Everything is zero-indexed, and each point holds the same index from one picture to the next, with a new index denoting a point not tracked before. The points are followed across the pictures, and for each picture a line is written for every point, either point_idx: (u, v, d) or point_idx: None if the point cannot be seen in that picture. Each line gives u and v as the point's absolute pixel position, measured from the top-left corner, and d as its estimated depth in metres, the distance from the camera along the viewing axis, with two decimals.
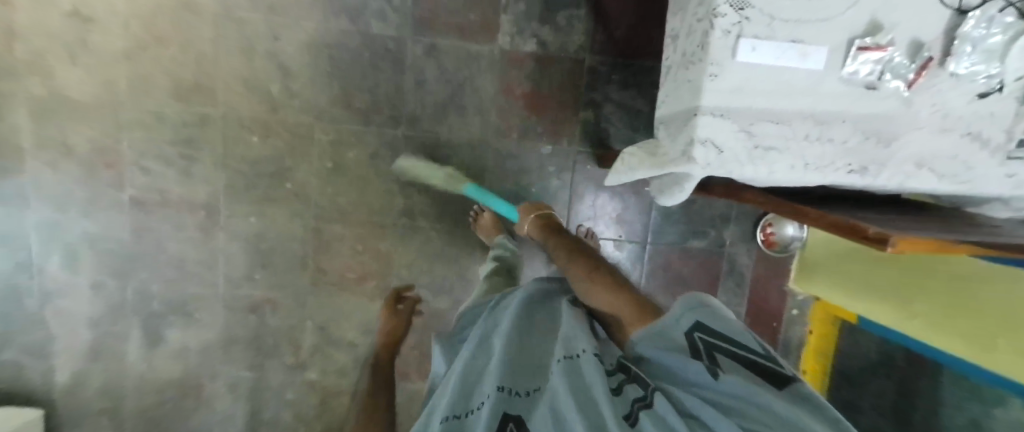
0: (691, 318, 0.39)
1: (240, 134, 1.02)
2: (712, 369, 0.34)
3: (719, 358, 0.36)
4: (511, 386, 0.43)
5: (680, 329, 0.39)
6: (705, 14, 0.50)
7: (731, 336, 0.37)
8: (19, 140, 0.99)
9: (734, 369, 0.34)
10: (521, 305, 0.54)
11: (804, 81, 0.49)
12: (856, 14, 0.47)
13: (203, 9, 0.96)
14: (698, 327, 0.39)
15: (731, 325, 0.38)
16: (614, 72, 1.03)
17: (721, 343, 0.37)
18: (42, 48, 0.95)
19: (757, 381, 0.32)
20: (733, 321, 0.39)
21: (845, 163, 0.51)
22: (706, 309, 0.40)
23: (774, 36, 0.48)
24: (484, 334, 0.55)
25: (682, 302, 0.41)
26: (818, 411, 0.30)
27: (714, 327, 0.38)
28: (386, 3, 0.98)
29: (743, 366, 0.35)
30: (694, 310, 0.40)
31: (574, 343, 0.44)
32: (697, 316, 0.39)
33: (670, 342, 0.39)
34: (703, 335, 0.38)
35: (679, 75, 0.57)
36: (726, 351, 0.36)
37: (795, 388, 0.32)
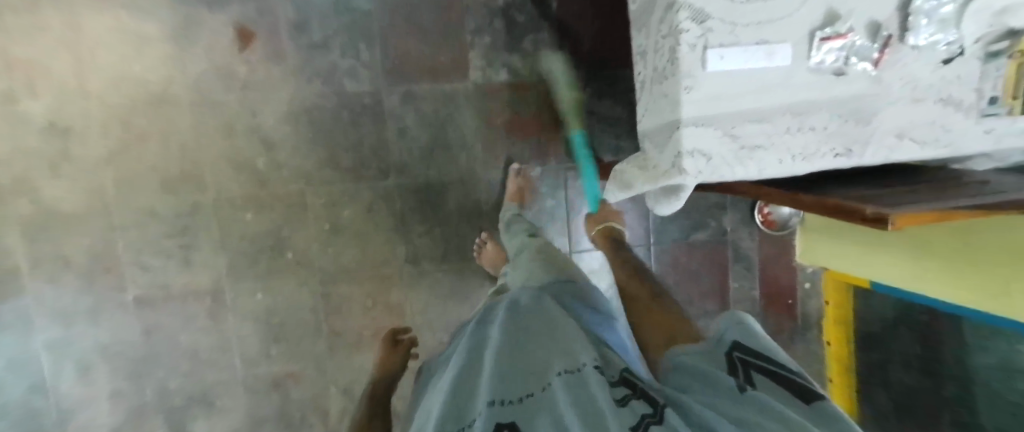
0: (735, 339, 0.42)
1: (235, 214, 1.02)
2: (742, 385, 0.35)
3: (753, 377, 0.37)
4: (505, 397, 0.40)
5: (723, 349, 0.42)
6: (668, 31, 0.52)
7: (768, 358, 0.38)
8: (16, 262, 0.99)
9: (765, 388, 0.35)
10: (512, 322, 0.52)
11: (775, 79, 0.51)
12: (811, 8, 0.49)
13: (177, 99, 0.97)
14: (738, 348, 0.41)
15: (770, 351, 0.40)
16: (589, 85, 1.04)
17: (759, 364, 0.38)
18: (24, 167, 0.96)
19: (785, 402, 0.32)
20: (771, 345, 0.40)
21: (830, 148, 0.52)
22: (749, 330, 0.42)
23: (738, 42, 0.50)
24: (475, 353, 0.52)
25: (728, 322, 0.45)
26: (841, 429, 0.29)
27: (753, 349, 0.40)
28: (355, 61, 0.99)
29: (773, 385, 0.35)
30: (740, 332, 0.42)
31: (574, 356, 0.42)
32: (739, 336, 0.42)
33: (714, 359, 0.41)
34: (743, 356, 0.40)
35: (655, 91, 0.58)
36: (760, 370, 0.37)
37: (821, 405, 0.31)
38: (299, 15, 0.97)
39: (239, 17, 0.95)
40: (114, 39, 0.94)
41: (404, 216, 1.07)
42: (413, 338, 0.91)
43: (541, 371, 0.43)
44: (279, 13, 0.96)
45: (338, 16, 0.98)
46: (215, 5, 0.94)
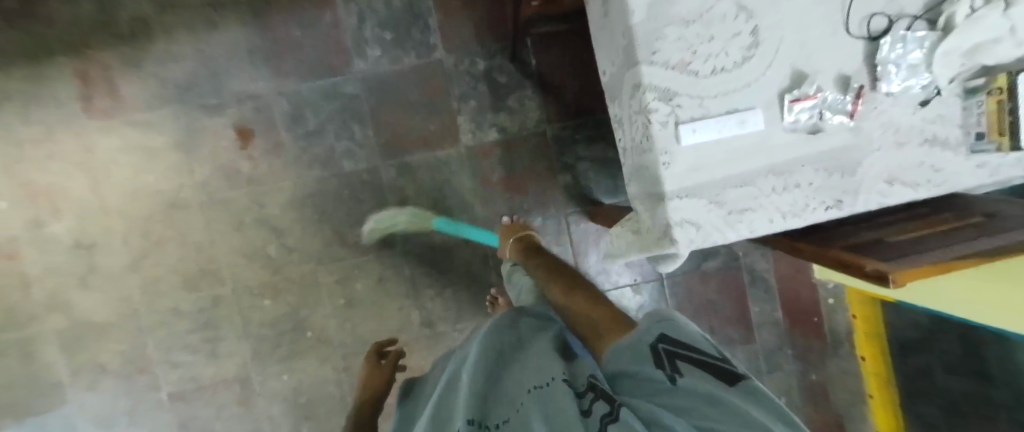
0: (655, 330, 0.40)
1: (253, 302, 1.06)
2: (671, 374, 0.35)
3: (679, 365, 0.36)
4: (481, 419, 0.40)
5: (646, 340, 0.39)
6: (638, 108, 0.53)
7: (692, 346, 0.39)
8: (57, 374, 1.04)
9: (694, 374, 0.35)
10: (489, 338, 0.52)
11: (753, 142, 0.51)
12: (776, 72, 0.50)
13: (189, 202, 1.02)
14: (662, 339, 0.39)
15: (692, 335, 0.40)
16: (578, 131, 1.06)
17: (683, 351, 0.38)
18: (57, 286, 1.02)
19: (713, 382, 0.34)
20: (691, 332, 0.41)
21: (820, 202, 0.51)
22: (668, 323, 0.41)
23: (708, 113, 0.51)
24: (454, 375, 0.51)
25: (650, 317, 0.42)
26: (767, 405, 0.31)
27: (677, 338, 0.39)
28: (350, 142, 1.03)
29: (699, 368, 0.36)
30: (659, 323, 0.41)
31: (546, 372, 0.42)
32: (662, 329, 0.40)
33: (636, 350, 0.39)
34: (667, 346, 0.38)
35: (635, 161, 0.59)
36: (687, 358, 0.37)
37: (745, 382, 0.34)
38: (292, 107, 1.01)
39: (237, 118, 1.01)
40: (126, 156, 1.00)
41: (414, 282, 1.09)
42: (399, 350, 0.92)
43: (514, 390, 0.42)
44: (273, 108, 1.01)
45: (328, 102, 1.02)
46: (214, 111, 1.00)
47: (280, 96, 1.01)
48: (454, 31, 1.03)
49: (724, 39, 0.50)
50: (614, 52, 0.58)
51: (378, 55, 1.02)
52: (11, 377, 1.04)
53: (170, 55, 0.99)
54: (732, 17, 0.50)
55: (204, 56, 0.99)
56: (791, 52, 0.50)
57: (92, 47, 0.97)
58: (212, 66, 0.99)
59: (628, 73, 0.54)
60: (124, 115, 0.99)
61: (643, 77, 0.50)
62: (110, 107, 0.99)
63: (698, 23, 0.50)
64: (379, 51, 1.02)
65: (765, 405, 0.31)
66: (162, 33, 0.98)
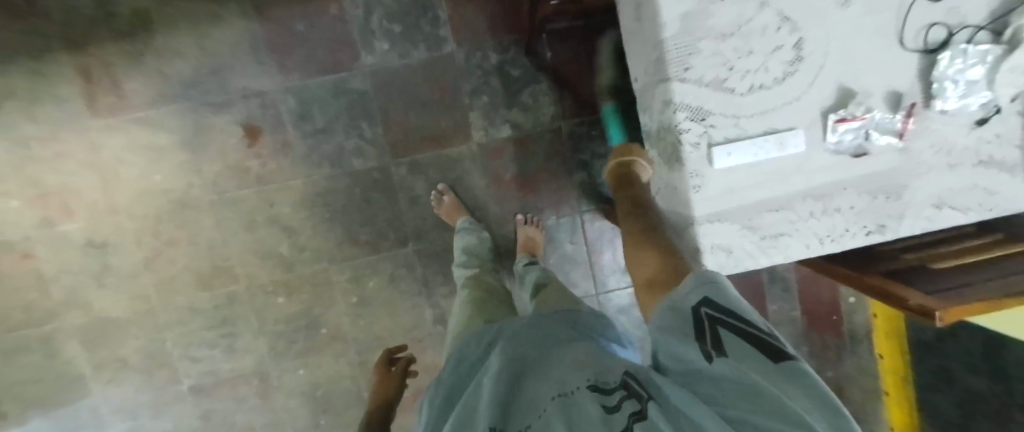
0: (699, 290, 0.32)
1: (268, 300, 1.06)
2: (709, 353, 0.29)
3: (722, 338, 0.30)
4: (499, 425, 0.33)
5: (685, 302, 0.33)
6: (668, 126, 0.50)
7: (740, 314, 0.30)
8: (80, 369, 1.06)
9: (737, 355, 0.28)
10: (509, 349, 0.46)
11: (792, 167, 0.47)
12: (819, 90, 0.46)
13: (199, 201, 1.01)
14: (705, 302, 0.32)
15: (739, 297, 0.32)
16: (594, 127, 1.03)
17: (729, 318, 0.30)
18: (73, 285, 1.03)
19: (756, 364, 0.27)
20: (737, 295, 0.32)
21: (861, 227, 0.49)
22: (711, 283, 0.33)
23: (743, 134, 0.47)
24: (471, 386, 0.44)
25: (696, 274, 0.35)
26: (810, 390, 0.25)
27: (722, 301, 0.31)
28: (360, 139, 1.01)
29: (741, 343, 0.29)
30: (705, 282, 0.33)
31: (567, 378, 0.35)
32: (704, 290, 0.33)
33: (675, 317, 0.33)
34: (710, 311, 0.31)
35: (662, 177, 0.56)
36: (730, 328, 0.30)
37: (790, 361, 0.27)
38: (299, 104, 0.98)
39: (243, 115, 0.98)
40: (132, 155, 0.98)
41: (427, 280, 1.08)
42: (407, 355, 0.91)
43: (533, 396, 0.36)
44: (280, 105, 0.98)
45: (336, 99, 0.99)
46: (219, 108, 0.97)
47: (287, 92, 0.98)
48: (464, 22, 0.98)
49: (764, 52, 0.46)
50: (641, 61, 0.54)
51: (386, 48, 0.98)
52: (35, 372, 1.06)
53: (171, 51, 0.95)
54: (774, 28, 0.46)
55: (206, 51, 0.95)
56: (836, 68, 0.46)
57: (91, 42, 0.94)
58: (215, 61, 0.96)
59: (657, 87, 0.51)
60: (128, 113, 0.97)
61: (674, 96, 0.47)
62: (114, 105, 0.97)
63: (736, 35, 0.46)
64: (387, 44, 0.97)
65: (815, 393, 0.25)
66: (162, 27, 0.94)
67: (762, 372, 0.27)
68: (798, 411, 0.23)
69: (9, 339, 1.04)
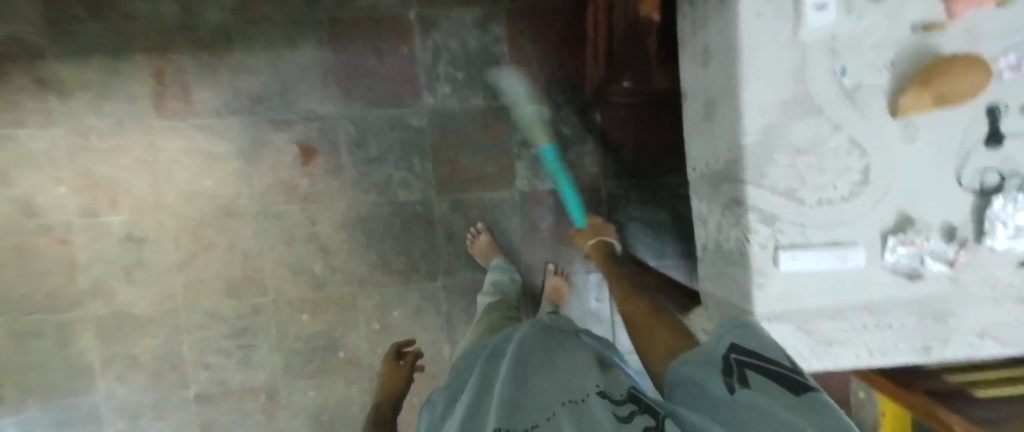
0: (728, 339, 0.44)
1: (292, 316, 1.07)
2: (733, 383, 0.38)
3: (747, 373, 0.39)
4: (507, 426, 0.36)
5: (718, 351, 0.43)
6: (736, 222, 0.54)
7: (760, 357, 0.40)
8: (90, 361, 1.05)
9: (759, 386, 0.37)
10: (517, 347, 0.48)
11: (849, 279, 0.51)
12: (881, 212, 0.50)
13: (244, 211, 1.03)
14: (733, 349, 0.42)
15: (765, 348, 0.41)
16: (632, 192, 1.06)
17: (755, 361, 0.40)
18: (102, 276, 1.03)
19: (772, 392, 0.35)
20: (765, 344, 0.42)
21: (908, 345, 0.52)
22: (742, 333, 0.43)
23: (808, 242, 0.51)
24: (480, 382, 0.46)
25: (725, 324, 0.46)
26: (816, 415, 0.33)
27: (748, 349, 0.42)
28: (408, 173, 1.05)
29: (763, 378, 0.38)
30: (734, 335, 0.43)
31: (576, 386, 0.41)
32: (734, 340, 0.43)
33: (709, 360, 0.42)
34: (738, 356, 0.41)
35: (719, 264, 0.60)
36: (752, 369, 0.39)
37: (810, 394, 0.35)
38: (357, 132, 1.03)
39: (302, 135, 1.02)
40: (189, 158, 1.02)
41: (451, 316, 1.10)
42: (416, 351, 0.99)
43: (543, 397, 0.40)
44: (339, 130, 1.02)
45: (393, 132, 1.03)
46: (280, 126, 1.02)
47: (347, 119, 1.02)
48: (524, 77, 1.03)
49: (835, 171, 0.50)
50: (712, 155, 0.58)
51: (448, 92, 1.03)
52: (45, 358, 1.05)
53: (246, 67, 1.00)
54: (847, 150, 0.50)
55: (279, 72, 1.00)
56: (898, 195, 0.50)
57: (171, 49, 0.99)
58: (285, 82, 1.01)
59: (729, 184, 0.55)
60: (193, 118, 1.01)
61: (747, 197, 0.51)
62: (180, 109, 1.01)
63: (810, 152, 0.50)
64: (449, 88, 1.03)
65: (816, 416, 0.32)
66: (242, 44, 0.99)
67: (781, 398, 0.34)
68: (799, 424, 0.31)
69: (25, 321, 1.03)
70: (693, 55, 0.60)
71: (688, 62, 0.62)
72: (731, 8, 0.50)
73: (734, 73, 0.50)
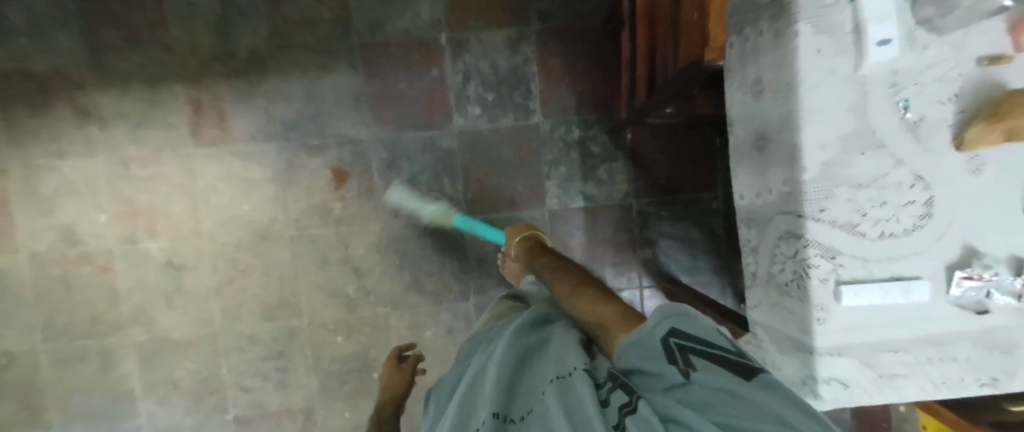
0: (664, 322, 0.28)
1: (327, 337, 1.08)
2: (684, 371, 0.26)
3: (692, 360, 0.26)
4: (503, 410, 0.32)
5: (649, 333, 0.29)
6: (793, 255, 0.54)
7: (706, 334, 0.27)
8: (131, 386, 1.07)
9: (713, 372, 0.25)
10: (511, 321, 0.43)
11: (914, 314, 0.51)
12: (945, 246, 0.50)
13: (279, 235, 1.05)
14: (671, 332, 0.28)
15: (708, 321, 0.28)
16: (664, 209, 1.06)
17: (697, 344, 0.27)
18: (142, 303, 1.05)
19: (732, 380, 0.24)
20: (706, 320, 0.29)
21: (975, 378, 0.52)
22: (674, 307, 0.29)
23: (870, 276, 0.51)
24: (472, 365, 0.41)
25: (654, 303, 0.31)
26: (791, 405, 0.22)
27: (686, 328, 0.28)
28: (440, 194, 1.05)
29: (715, 365, 0.25)
30: (665, 308, 0.29)
31: (567, 360, 0.33)
32: (669, 316, 0.29)
33: (642, 349, 0.29)
34: (677, 338, 0.28)
35: (772, 294, 0.59)
36: (699, 352, 0.26)
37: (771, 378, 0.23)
38: (388, 156, 1.04)
39: (335, 160, 1.04)
40: (225, 184, 1.03)
41: None
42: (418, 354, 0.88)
43: (538, 378, 0.34)
44: (371, 154, 1.04)
45: (423, 154, 1.04)
46: (314, 151, 1.03)
47: (379, 142, 1.03)
48: (554, 97, 1.03)
49: (896, 205, 0.50)
50: (764, 185, 0.58)
51: (478, 113, 1.04)
52: (88, 383, 1.07)
53: (280, 93, 1.01)
54: (908, 185, 0.50)
55: (313, 98, 1.02)
56: (962, 228, 0.50)
57: (207, 77, 1.00)
58: (318, 108, 1.02)
59: (783, 216, 0.55)
60: (229, 145, 1.02)
61: (806, 232, 0.51)
62: (216, 137, 1.02)
63: (870, 186, 0.50)
64: (479, 110, 1.03)
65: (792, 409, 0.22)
66: (276, 72, 1.01)
67: (740, 387, 0.23)
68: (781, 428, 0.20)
69: (69, 348, 1.06)
70: (741, 85, 0.60)
71: (736, 93, 0.62)
72: (788, 43, 0.50)
73: (791, 107, 0.50)
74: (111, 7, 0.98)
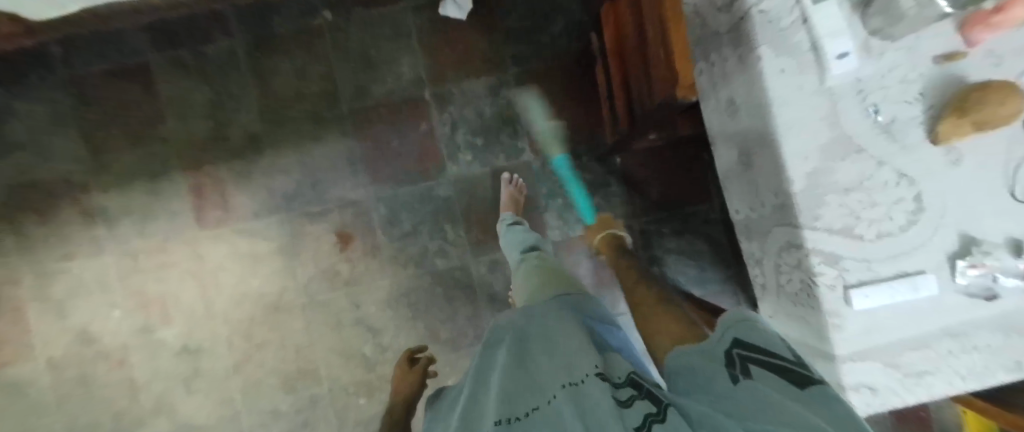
0: (730, 335, 0.41)
1: (349, 400, 1.07)
2: (736, 375, 0.37)
3: (750, 368, 0.37)
4: (510, 414, 0.41)
5: (720, 344, 0.42)
6: (797, 265, 0.54)
7: (767, 349, 0.39)
8: None
9: (762, 377, 0.36)
10: (518, 341, 0.53)
11: (927, 309, 0.51)
12: (942, 237, 0.51)
13: (291, 305, 1.06)
14: (737, 343, 0.40)
15: (767, 337, 0.40)
16: (664, 225, 1.07)
17: (756, 355, 0.38)
18: (162, 392, 1.05)
19: (781, 389, 0.34)
20: (770, 335, 0.41)
21: (999, 363, 0.52)
22: (743, 325, 0.42)
23: (876, 276, 0.51)
24: (482, 378, 0.52)
25: (727, 317, 0.44)
26: (827, 410, 0.31)
27: (748, 341, 0.40)
28: (443, 241, 1.07)
29: (769, 374, 0.36)
30: (735, 326, 0.42)
31: (577, 368, 0.43)
32: (735, 333, 0.42)
33: (711, 354, 0.42)
34: (740, 350, 0.40)
35: (784, 304, 0.59)
36: (757, 363, 0.38)
37: (816, 387, 0.34)
38: (389, 211, 1.06)
39: (338, 223, 1.06)
40: (233, 262, 1.05)
41: None
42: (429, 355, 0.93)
43: (547, 384, 0.44)
44: (371, 212, 1.06)
45: (422, 205, 1.06)
46: (316, 217, 1.05)
47: (378, 200, 1.06)
48: (540, 133, 1.07)
49: (887, 204, 0.51)
50: (756, 198, 0.59)
51: (470, 159, 1.06)
52: None
53: (278, 167, 1.05)
54: (894, 183, 0.51)
55: (309, 167, 1.05)
56: (954, 219, 0.51)
57: (207, 162, 1.04)
58: (316, 176, 1.05)
59: (781, 228, 0.56)
60: (234, 223, 1.05)
61: (806, 241, 0.52)
62: (220, 218, 1.05)
63: (859, 189, 0.51)
64: (470, 155, 1.06)
65: (828, 411, 0.31)
66: (272, 148, 1.05)
67: (790, 395, 0.33)
68: (810, 418, 0.30)
69: None
70: (717, 106, 0.62)
71: (712, 113, 0.64)
72: (754, 66, 0.53)
73: (769, 124, 0.52)
74: (108, 109, 1.03)
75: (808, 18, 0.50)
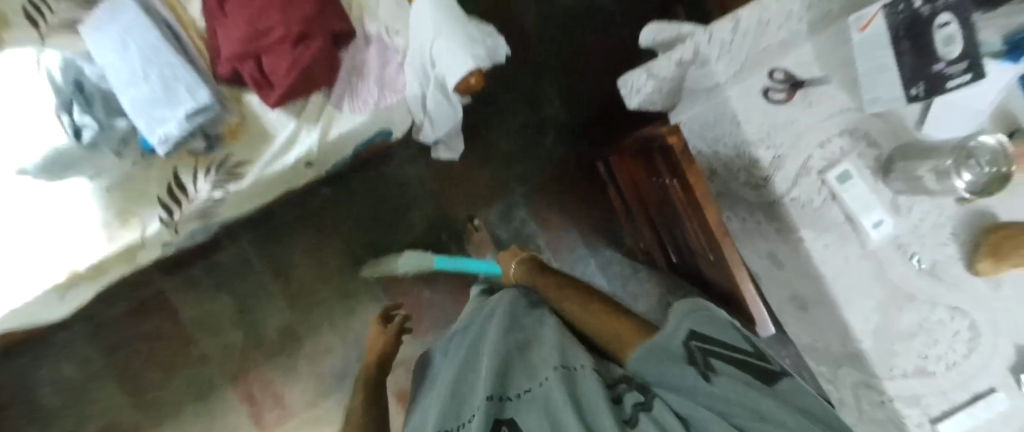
0: (685, 325, 0.44)
1: None
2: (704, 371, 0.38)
3: (713, 362, 0.40)
4: (500, 393, 0.39)
5: (674, 339, 0.43)
6: (881, 407, 0.58)
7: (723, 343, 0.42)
8: None
9: (725, 372, 0.38)
10: (511, 322, 0.50)
11: (1005, 420, 0.56)
12: (998, 353, 0.56)
13: None
14: (693, 336, 0.43)
15: (721, 330, 0.44)
16: None
17: (713, 349, 0.41)
18: None
19: (750, 382, 0.37)
20: (722, 328, 0.44)
21: None
22: (700, 318, 0.44)
23: (953, 404, 0.56)
24: (467, 347, 0.50)
25: (682, 308, 0.46)
26: (798, 401, 0.36)
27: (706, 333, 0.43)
28: None
29: (729, 365, 0.39)
30: (689, 319, 0.44)
31: (569, 355, 0.43)
32: (691, 325, 0.44)
33: (667, 349, 0.42)
34: (698, 343, 0.42)
35: (869, 426, 0.63)
36: (715, 355, 0.41)
37: (784, 382, 0.37)
38: None
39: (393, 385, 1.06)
40: None
41: None
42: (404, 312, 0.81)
43: (538, 365, 0.42)
44: None
45: None
46: None
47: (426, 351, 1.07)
48: (561, 241, 1.09)
49: (947, 338, 0.55)
50: (822, 337, 0.62)
51: None
52: None
53: (320, 349, 1.05)
54: (949, 318, 0.55)
55: (351, 339, 1.05)
56: (1006, 335, 0.56)
57: (250, 367, 1.03)
58: (360, 347, 1.05)
59: (854, 370, 0.59)
60: (293, 416, 1.05)
61: (886, 389, 0.55)
62: (279, 415, 1.04)
63: (920, 332, 0.55)
64: None
65: (802, 404, 0.36)
66: (308, 333, 1.04)
67: (759, 389, 0.36)
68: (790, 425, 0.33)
69: None
70: (756, 252, 0.66)
71: (753, 257, 0.68)
72: (798, 244, 0.55)
73: (827, 293, 0.55)
74: (134, 346, 1.01)
75: (838, 195, 0.53)
